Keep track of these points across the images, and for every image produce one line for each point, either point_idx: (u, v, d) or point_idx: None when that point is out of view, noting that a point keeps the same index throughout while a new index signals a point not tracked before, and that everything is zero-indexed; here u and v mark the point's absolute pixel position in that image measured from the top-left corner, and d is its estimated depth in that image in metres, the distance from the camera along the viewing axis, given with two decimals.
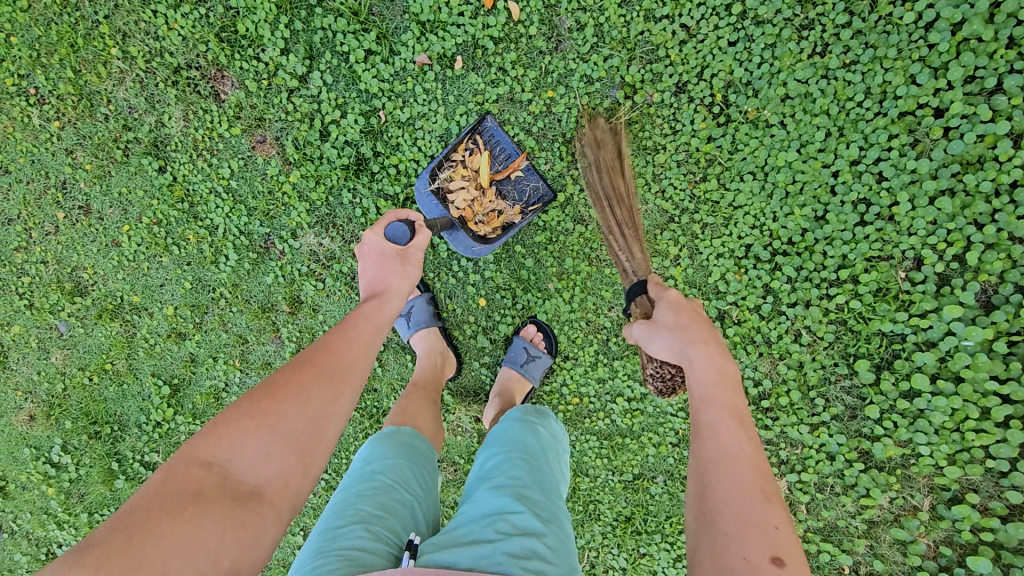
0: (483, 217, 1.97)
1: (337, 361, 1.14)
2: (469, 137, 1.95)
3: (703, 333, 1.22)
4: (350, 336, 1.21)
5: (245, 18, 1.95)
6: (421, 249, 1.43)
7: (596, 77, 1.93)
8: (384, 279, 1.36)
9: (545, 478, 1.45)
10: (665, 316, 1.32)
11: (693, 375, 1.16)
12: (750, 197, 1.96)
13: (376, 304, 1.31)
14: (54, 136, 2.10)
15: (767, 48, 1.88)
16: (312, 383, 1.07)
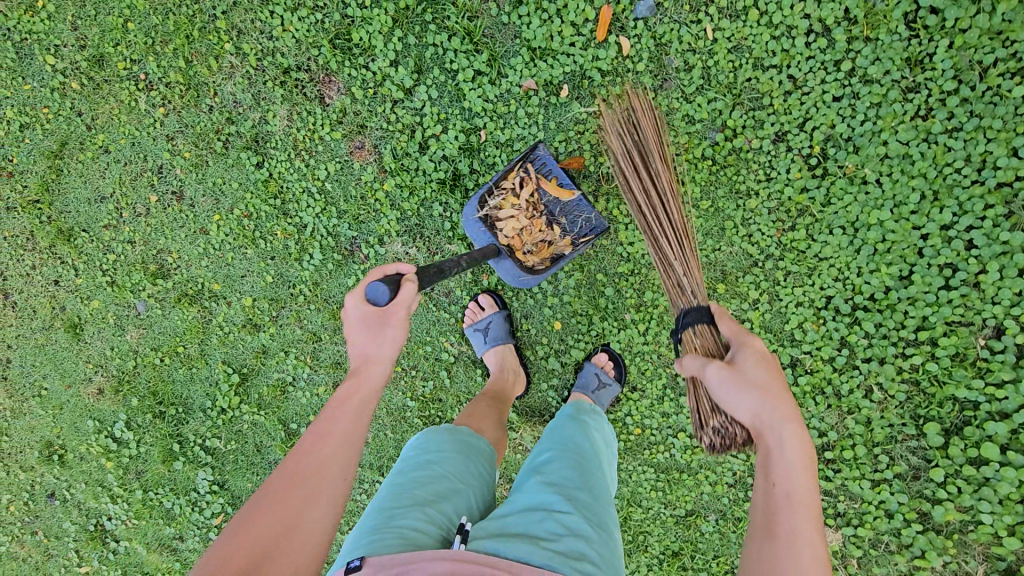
0: (532, 247, 1.92)
1: (310, 470, 1.06)
2: (521, 164, 1.89)
3: (791, 409, 1.22)
4: (329, 432, 1.12)
5: (360, 27, 1.99)
6: (406, 305, 1.27)
7: (698, 119, 1.96)
8: (365, 352, 1.23)
9: (595, 479, 1.52)
10: (753, 373, 1.31)
11: (781, 450, 1.17)
12: (837, 250, 1.98)
13: (353, 386, 1.19)
14: (157, 121, 2.14)
15: (872, 107, 1.90)
16: (282, 502, 1.01)
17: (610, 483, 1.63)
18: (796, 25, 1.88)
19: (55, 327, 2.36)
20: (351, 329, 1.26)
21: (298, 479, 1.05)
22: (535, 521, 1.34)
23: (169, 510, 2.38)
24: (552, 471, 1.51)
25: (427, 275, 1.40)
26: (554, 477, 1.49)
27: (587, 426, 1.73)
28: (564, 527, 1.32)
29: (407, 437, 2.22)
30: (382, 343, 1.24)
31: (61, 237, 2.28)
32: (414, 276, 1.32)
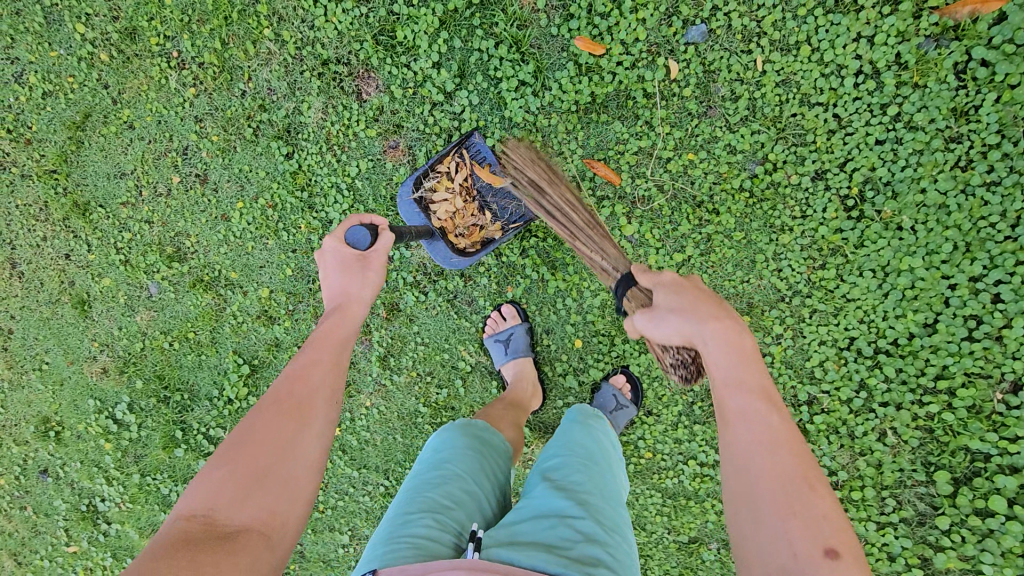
0: (464, 230, 1.95)
1: (301, 390, 1.13)
2: (456, 150, 1.93)
3: (713, 311, 1.17)
4: (315, 358, 1.20)
5: (405, 25, 1.94)
6: (383, 252, 1.39)
7: (739, 149, 1.94)
8: (344, 290, 1.31)
9: (605, 480, 1.39)
10: (669, 301, 1.25)
11: (711, 356, 1.11)
12: (865, 292, 1.99)
13: (336, 320, 1.27)
14: (187, 101, 2.08)
15: (914, 153, 1.89)
16: (276, 418, 1.07)
17: (621, 484, 1.49)
18: (848, 64, 1.85)
19: (62, 302, 2.30)
20: (329, 273, 1.36)
21: (290, 399, 1.11)
22: (546, 527, 1.20)
23: (166, 497, 2.35)
24: (559, 473, 1.38)
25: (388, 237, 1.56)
26: (563, 479, 1.35)
27: (592, 425, 1.61)
28: (577, 531, 1.18)
29: (417, 443, 2.20)
30: (361, 284, 1.34)
31: (76, 210, 2.21)
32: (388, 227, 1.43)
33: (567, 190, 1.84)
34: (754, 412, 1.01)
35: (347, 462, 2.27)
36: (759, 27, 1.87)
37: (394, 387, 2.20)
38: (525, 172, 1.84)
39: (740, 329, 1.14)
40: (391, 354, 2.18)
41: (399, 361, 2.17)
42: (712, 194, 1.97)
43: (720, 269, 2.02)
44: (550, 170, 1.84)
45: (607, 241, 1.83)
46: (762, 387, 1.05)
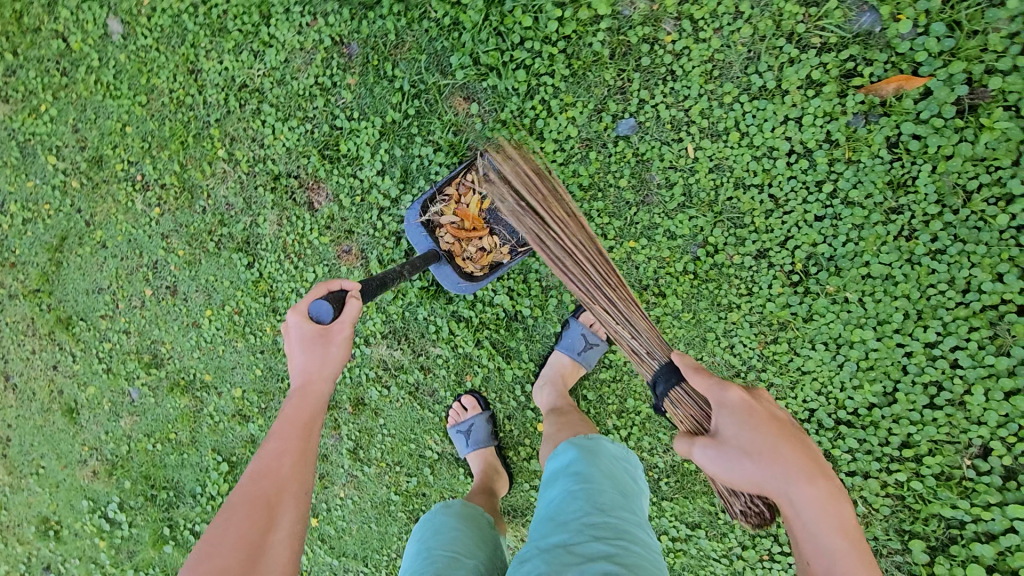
0: (473, 253, 1.94)
1: (270, 484, 1.16)
2: (464, 172, 1.90)
3: (794, 461, 1.20)
4: (279, 449, 1.22)
5: (348, 138, 2.04)
6: (350, 322, 1.35)
7: (679, 234, 1.97)
8: (306, 369, 1.30)
9: (598, 483, 1.30)
10: (739, 438, 1.28)
11: (800, 515, 1.18)
12: (820, 364, 1.98)
13: (299, 405, 1.28)
14: (152, 220, 2.21)
15: (854, 228, 1.91)
16: (241, 520, 1.09)
17: (628, 478, 1.39)
18: (778, 146, 1.89)
19: (52, 410, 2.43)
20: (294, 350, 1.33)
21: (256, 497, 1.13)
22: (550, 565, 1.15)
23: None
24: (549, 509, 1.32)
25: (368, 287, 1.52)
26: (561, 512, 1.27)
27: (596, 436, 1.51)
28: (578, 556, 1.14)
29: (392, 531, 2.24)
30: (325, 360, 1.32)
31: (60, 325, 2.34)
32: (356, 292, 1.41)
33: (582, 236, 1.69)
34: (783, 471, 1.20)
35: (327, 551, 2.32)
36: (688, 116, 1.92)
37: (366, 478, 2.25)
38: (511, 202, 1.71)
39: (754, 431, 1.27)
40: (360, 447, 2.24)
41: (368, 453, 2.23)
42: (657, 277, 2.00)
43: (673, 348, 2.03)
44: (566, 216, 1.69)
45: (634, 310, 1.67)
46: (845, 525, 1.17)
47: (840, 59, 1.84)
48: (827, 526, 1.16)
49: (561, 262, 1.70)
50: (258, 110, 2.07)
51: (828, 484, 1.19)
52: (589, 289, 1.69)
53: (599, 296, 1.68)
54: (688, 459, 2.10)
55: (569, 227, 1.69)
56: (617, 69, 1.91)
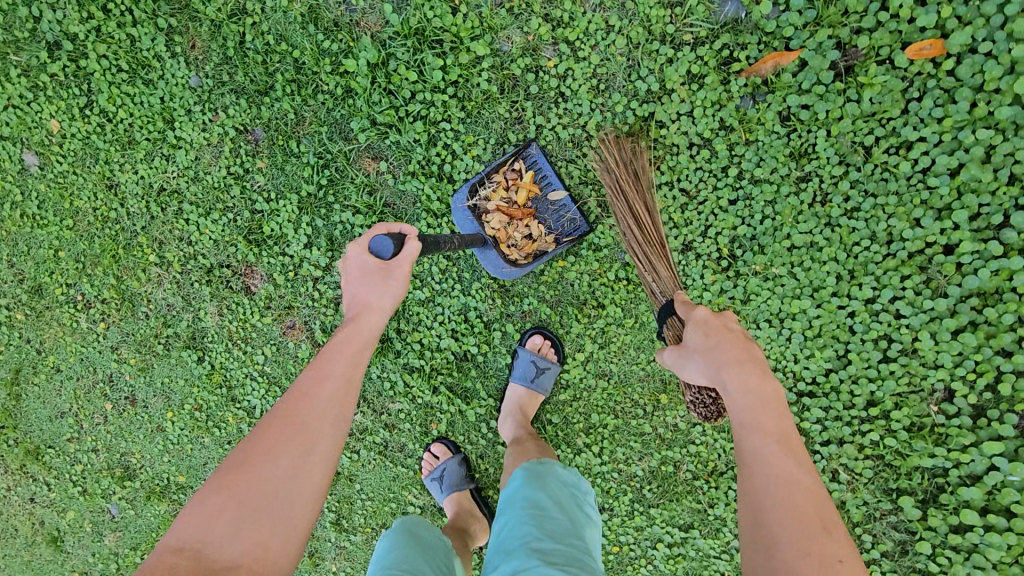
0: (517, 242, 1.96)
1: (308, 408, 1.11)
2: (513, 159, 1.94)
3: (733, 357, 1.23)
4: (327, 373, 1.17)
5: (269, 219, 2.09)
6: (408, 259, 1.29)
7: (603, 243, 2.01)
8: (362, 297, 1.27)
9: (547, 508, 1.34)
10: (696, 341, 1.35)
11: (733, 404, 1.17)
12: (768, 342, 2.01)
13: (352, 329, 1.25)
14: (100, 335, 2.24)
15: (767, 204, 1.94)
16: (272, 444, 1.05)
17: (579, 505, 1.44)
18: (677, 143, 1.95)
19: (37, 542, 2.42)
20: (351, 276, 1.31)
21: (294, 417, 1.09)
22: None
23: None
24: (499, 536, 1.34)
25: (425, 243, 1.46)
26: (511, 538, 1.29)
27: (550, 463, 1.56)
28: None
29: None
30: (381, 292, 1.28)
31: (30, 456, 2.36)
32: (414, 233, 1.35)
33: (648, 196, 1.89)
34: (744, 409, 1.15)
35: None
36: (586, 131, 1.97)
37: (355, 546, 2.23)
38: (613, 171, 1.90)
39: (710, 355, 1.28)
40: (342, 517, 2.23)
41: (351, 522, 2.22)
42: (593, 290, 2.03)
43: (624, 355, 2.05)
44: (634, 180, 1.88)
45: (664, 262, 1.85)
46: (783, 440, 1.09)
47: (715, 49, 1.90)
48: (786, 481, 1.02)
49: (636, 212, 1.88)
50: (179, 210, 2.13)
51: (770, 386, 1.18)
52: (634, 246, 1.90)
53: (641, 251, 1.88)
54: (665, 462, 2.09)
55: (635, 195, 1.88)
56: (509, 102, 1.97)
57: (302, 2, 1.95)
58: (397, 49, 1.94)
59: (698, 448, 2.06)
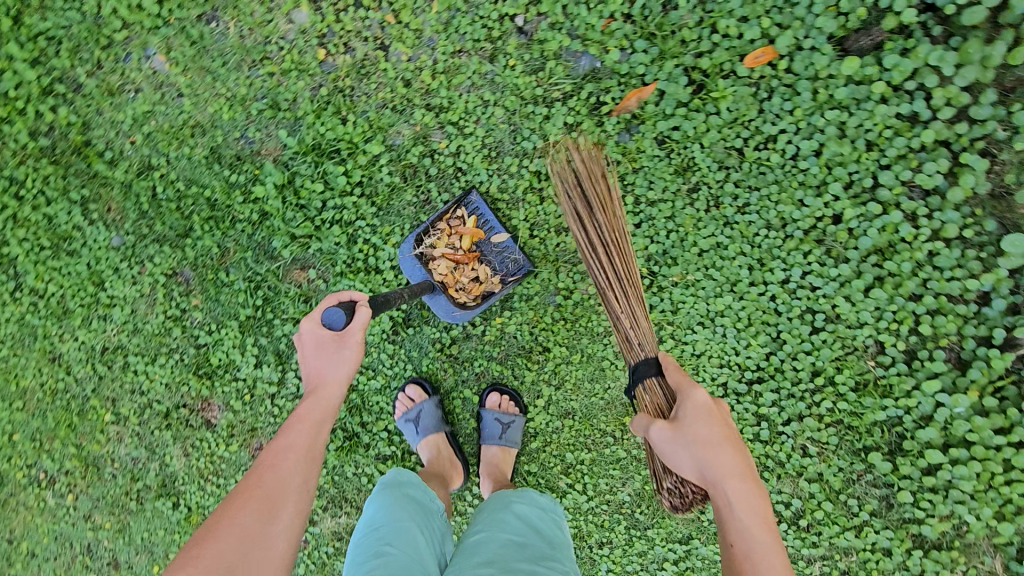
0: (466, 284, 2.06)
1: (272, 480, 1.18)
2: (454, 209, 2.06)
3: (733, 463, 1.31)
4: (286, 446, 1.24)
5: (215, 350, 2.14)
6: (360, 328, 1.40)
7: (533, 292, 2.13)
8: (319, 369, 1.35)
9: (526, 537, 1.45)
10: (697, 428, 1.38)
11: (730, 509, 1.27)
12: (707, 342, 2.12)
13: (313, 401, 1.33)
14: (71, 507, 2.22)
15: (668, 220, 2.10)
16: (242, 509, 1.12)
17: (556, 531, 1.55)
18: None
19: None
20: (307, 350, 1.39)
21: (257, 489, 1.16)
22: None
23: None
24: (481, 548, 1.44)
25: (374, 304, 1.55)
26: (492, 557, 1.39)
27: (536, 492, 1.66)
28: None
29: None
30: (337, 363, 1.36)
31: None
32: (364, 301, 1.45)
33: (614, 224, 1.80)
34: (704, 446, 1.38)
35: None
36: (490, 196, 2.12)
37: None
38: (573, 197, 1.82)
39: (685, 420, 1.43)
40: None
41: None
42: (535, 337, 2.14)
43: (581, 390, 2.14)
44: (601, 205, 1.79)
45: (642, 308, 1.77)
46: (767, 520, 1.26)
47: (584, 98, 2.07)
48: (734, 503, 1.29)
49: (591, 241, 1.81)
50: (125, 363, 2.17)
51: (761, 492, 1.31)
52: (606, 278, 1.80)
53: (620, 286, 1.78)
54: (648, 482, 2.15)
55: (604, 220, 1.79)
56: (413, 188, 2.10)
57: (201, 146, 2.08)
58: (299, 166, 2.07)
59: None
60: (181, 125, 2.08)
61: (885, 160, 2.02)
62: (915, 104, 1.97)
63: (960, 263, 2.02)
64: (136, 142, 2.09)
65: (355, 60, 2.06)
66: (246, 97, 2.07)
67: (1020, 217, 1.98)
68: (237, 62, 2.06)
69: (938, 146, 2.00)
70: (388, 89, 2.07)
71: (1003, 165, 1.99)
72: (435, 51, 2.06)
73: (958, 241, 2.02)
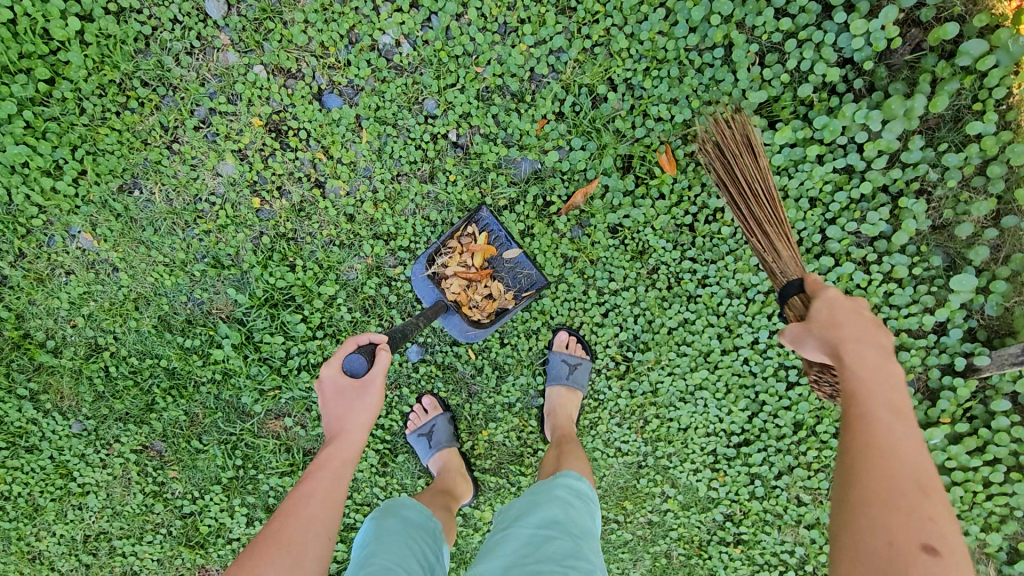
0: (479, 302, 1.99)
1: (297, 526, 1.23)
2: (467, 224, 1.99)
3: (860, 329, 1.21)
4: (311, 492, 1.30)
5: (203, 516, 2.08)
6: (380, 374, 1.42)
7: (514, 399, 2.13)
8: (340, 415, 1.39)
9: (562, 527, 1.37)
10: (817, 317, 1.30)
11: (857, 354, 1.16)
12: (692, 416, 2.13)
13: (335, 448, 1.37)
14: None
15: (634, 305, 2.10)
16: (273, 557, 1.17)
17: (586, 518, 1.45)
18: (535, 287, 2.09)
19: None
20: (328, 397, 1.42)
21: (283, 535, 1.21)
22: None
23: None
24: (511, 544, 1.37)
25: (393, 336, 1.57)
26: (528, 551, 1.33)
27: (564, 482, 1.56)
28: None
29: None
30: (358, 410, 1.39)
31: None
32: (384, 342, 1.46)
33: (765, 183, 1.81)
34: (893, 424, 1.06)
35: None
36: None
37: None
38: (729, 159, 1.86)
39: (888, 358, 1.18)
40: None
41: None
42: (524, 441, 2.14)
43: None
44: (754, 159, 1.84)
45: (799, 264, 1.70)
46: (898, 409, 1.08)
47: (530, 202, 2.06)
48: (900, 483, 0.97)
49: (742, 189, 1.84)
50: (112, 547, 2.09)
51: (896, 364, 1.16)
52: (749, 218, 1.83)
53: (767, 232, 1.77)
54: (657, 557, 2.22)
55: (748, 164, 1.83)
56: (376, 318, 2.05)
57: (148, 317, 2.00)
58: (254, 321, 2.01)
59: (678, 529, 2.20)
60: (122, 300, 1.99)
61: (830, 214, 2.06)
62: (850, 158, 2.00)
63: (914, 299, 2.07)
64: (77, 324, 2.00)
65: (293, 203, 2.00)
66: (186, 260, 1.99)
67: (963, 247, 2.03)
68: (169, 226, 1.97)
69: (877, 193, 2.04)
70: (332, 226, 2.02)
71: (939, 201, 2.03)
72: (373, 179, 2.01)
73: (909, 279, 2.07)
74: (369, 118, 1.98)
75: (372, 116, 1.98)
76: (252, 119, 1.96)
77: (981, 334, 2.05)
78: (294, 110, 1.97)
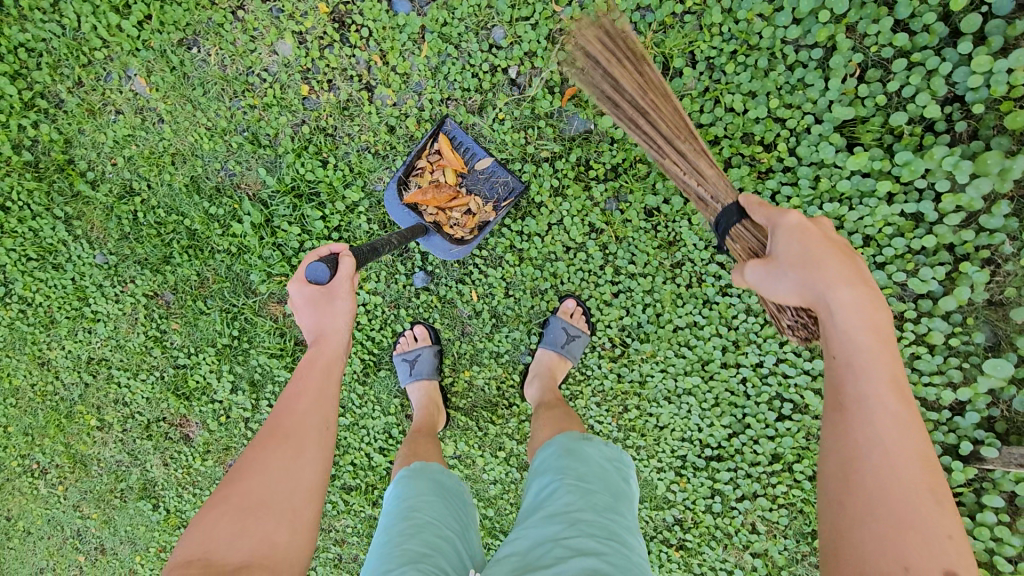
0: (458, 219, 1.94)
1: (288, 420, 1.16)
2: (431, 141, 1.92)
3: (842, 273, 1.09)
4: (298, 391, 1.23)
5: (192, 371, 2.20)
6: (346, 277, 1.33)
7: (503, 350, 2.13)
8: (318, 324, 1.32)
9: (592, 481, 1.27)
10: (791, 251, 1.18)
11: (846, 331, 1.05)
12: (672, 416, 2.09)
13: (319, 354, 1.30)
14: (61, 496, 2.39)
15: (647, 293, 2.03)
16: (269, 447, 1.10)
17: (620, 476, 1.34)
18: (554, 248, 2.04)
19: None
20: (302, 311, 1.34)
21: (277, 431, 1.14)
22: (540, 552, 1.16)
23: None
24: (546, 496, 1.28)
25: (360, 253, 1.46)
26: (554, 504, 1.24)
27: (588, 439, 1.42)
28: (570, 551, 1.11)
29: None
30: (333, 316, 1.32)
31: None
32: (346, 250, 1.37)
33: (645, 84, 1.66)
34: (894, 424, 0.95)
35: None
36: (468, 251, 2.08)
37: None
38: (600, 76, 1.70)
39: (866, 289, 1.09)
40: None
41: None
42: (502, 393, 2.15)
43: None
44: (627, 68, 1.66)
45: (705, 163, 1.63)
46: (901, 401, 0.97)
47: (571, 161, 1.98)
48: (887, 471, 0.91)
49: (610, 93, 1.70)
50: (110, 375, 2.26)
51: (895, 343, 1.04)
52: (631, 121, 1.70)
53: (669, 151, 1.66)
54: None
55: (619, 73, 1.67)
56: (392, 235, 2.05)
57: (182, 174, 2.07)
58: (278, 206, 2.04)
59: None
60: (162, 151, 2.06)
61: (882, 258, 1.90)
62: (922, 204, 1.83)
63: (941, 369, 1.92)
64: (118, 164, 2.09)
65: (338, 99, 1.99)
66: (227, 129, 2.02)
67: (1013, 331, 1.84)
68: (218, 91, 2.00)
69: (940, 250, 1.86)
70: (371, 132, 1.99)
71: (1006, 276, 1.83)
72: (422, 96, 1.97)
73: (943, 348, 1.91)
74: (433, 32, 1.93)
75: (437, 31, 1.93)
76: (319, 4, 1.94)
77: (999, 425, 1.89)
78: (361, 4, 1.93)
